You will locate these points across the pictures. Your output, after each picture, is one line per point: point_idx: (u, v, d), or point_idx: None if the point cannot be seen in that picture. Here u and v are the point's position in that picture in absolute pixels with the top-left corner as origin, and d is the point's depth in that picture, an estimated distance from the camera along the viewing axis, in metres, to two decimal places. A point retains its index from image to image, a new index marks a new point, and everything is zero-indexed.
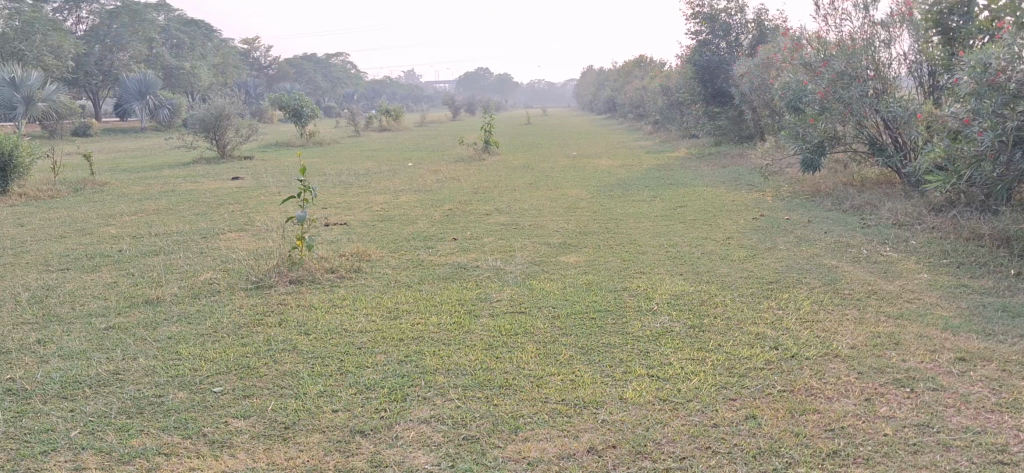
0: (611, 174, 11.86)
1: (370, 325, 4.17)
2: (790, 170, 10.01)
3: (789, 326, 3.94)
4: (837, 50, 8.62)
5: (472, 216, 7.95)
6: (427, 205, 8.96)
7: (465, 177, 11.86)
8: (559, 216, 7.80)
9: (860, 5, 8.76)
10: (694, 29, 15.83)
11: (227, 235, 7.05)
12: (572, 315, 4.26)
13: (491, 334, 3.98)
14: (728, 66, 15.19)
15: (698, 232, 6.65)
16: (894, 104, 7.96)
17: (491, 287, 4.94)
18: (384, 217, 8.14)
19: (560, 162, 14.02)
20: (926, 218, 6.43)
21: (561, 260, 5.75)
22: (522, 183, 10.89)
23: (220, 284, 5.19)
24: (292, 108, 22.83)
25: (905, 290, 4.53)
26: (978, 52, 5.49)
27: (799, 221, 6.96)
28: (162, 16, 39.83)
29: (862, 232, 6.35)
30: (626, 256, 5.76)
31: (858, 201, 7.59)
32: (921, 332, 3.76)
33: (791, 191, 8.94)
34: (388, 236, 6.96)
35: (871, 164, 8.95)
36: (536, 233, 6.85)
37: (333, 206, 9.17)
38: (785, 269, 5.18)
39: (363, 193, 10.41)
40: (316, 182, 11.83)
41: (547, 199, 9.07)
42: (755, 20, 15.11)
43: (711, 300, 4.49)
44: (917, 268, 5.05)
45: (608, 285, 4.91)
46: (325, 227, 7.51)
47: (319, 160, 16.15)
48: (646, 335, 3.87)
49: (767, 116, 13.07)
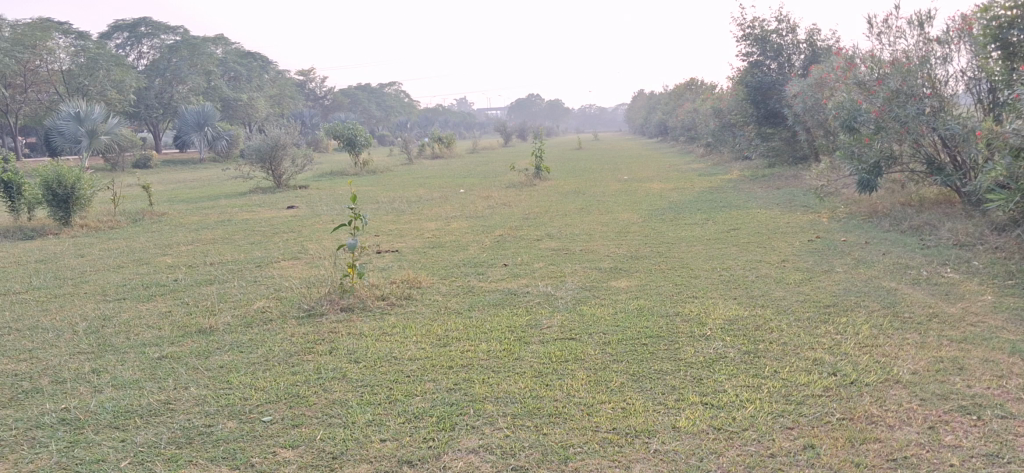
0: (663, 197, 11.78)
1: (419, 353, 4.16)
2: (846, 191, 9.83)
3: (847, 351, 3.82)
4: (892, 69, 8.48)
5: (523, 241, 7.94)
6: (478, 231, 8.96)
7: (516, 202, 11.85)
8: (611, 240, 7.75)
9: (916, 22, 8.59)
10: (745, 50, 15.69)
11: (280, 263, 7.12)
12: (624, 341, 4.19)
13: (541, 361, 3.93)
14: (780, 86, 14.86)
15: (751, 254, 6.54)
16: (951, 122, 7.76)
17: (542, 313, 4.90)
18: (435, 244, 8.16)
19: (612, 187, 13.96)
20: (989, 238, 6.25)
21: (612, 285, 5.69)
22: (573, 208, 10.85)
23: (272, 313, 5.22)
24: (346, 137, 23.15)
25: (969, 313, 4.38)
26: None
27: (856, 243, 6.81)
28: (220, 50, 40.77)
29: (922, 253, 6.18)
30: (678, 280, 5.68)
31: (917, 221, 7.41)
32: (986, 356, 3.63)
33: (847, 211, 8.78)
34: (439, 263, 6.97)
35: (931, 184, 8.73)
36: (588, 258, 6.80)
37: (385, 233, 9.24)
38: (842, 292, 5.05)
39: (415, 219, 10.46)
40: (368, 210, 11.94)
41: (599, 224, 9.02)
42: (807, 40, 14.91)
43: (766, 325, 4.39)
44: (981, 290, 4.89)
45: (660, 310, 4.84)
46: (376, 254, 7.56)
47: (372, 187, 16.31)
48: (699, 361, 3.79)
49: (821, 136, 12.88)
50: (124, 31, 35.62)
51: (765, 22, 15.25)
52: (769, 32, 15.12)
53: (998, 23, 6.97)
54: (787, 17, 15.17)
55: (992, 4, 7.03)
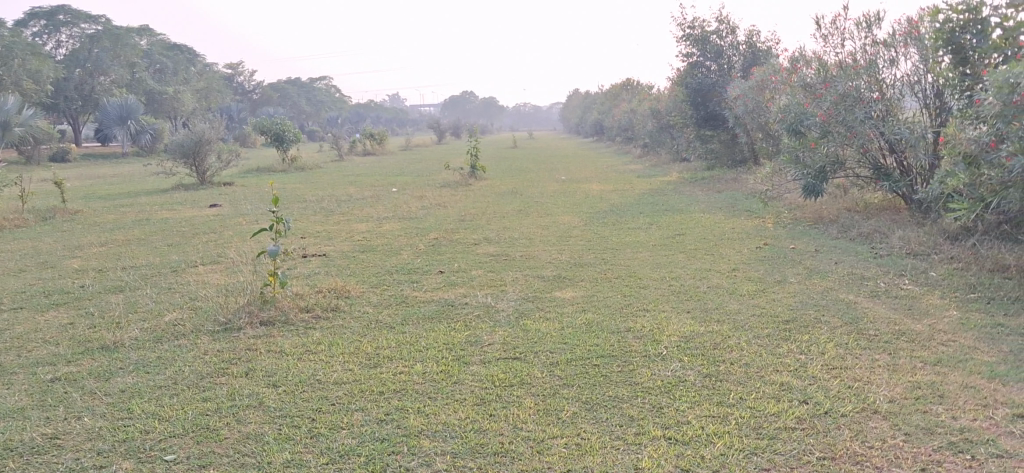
0: (603, 199, 11.49)
1: (346, 375, 3.77)
2: (789, 195, 9.66)
3: (816, 374, 3.53)
4: (839, 71, 8.35)
5: (460, 246, 7.56)
6: (411, 233, 8.54)
7: (451, 203, 11.45)
8: (552, 245, 7.40)
9: (864, 24, 8.44)
10: (685, 51, 15.49)
11: (198, 268, 6.60)
12: (573, 362, 3.84)
13: (483, 385, 3.55)
14: (720, 88, 14.73)
15: (701, 262, 6.25)
16: (900, 127, 7.61)
17: (482, 328, 4.51)
18: (367, 248, 7.72)
19: (549, 187, 13.65)
20: (942, 248, 6.07)
21: (556, 296, 5.33)
22: (510, 210, 10.48)
23: (185, 326, 4.74)
24: (274, 133, 22.43)
25: (936, 331, 4.13)
26: (998, 73, 5.08)
27: (806, 251, 6.58)
28: (145, 41, 39.54)
29: (875, 263, 5.97)
30: (626, 291, 5.36)
31: (865, 229, 7.23)
32: (966, 382, 3.37)
33: (792, 217, 8.58)
34: (370, 269, 6.54)
35: (875, 190, 8.59)
36: (529, 265, 6.44)
37: (314, 235, 8.76)
38: (800, 305, 4.78)
39: (346, 221, 9.99)
40: (296, 210, 11.41)
41: (539, 227, 8.66)
42: (747, 42, 14.81)
43: (724, 343, 4.07)
44: (944, 304, 4.66)
45: (609, 325, 4.50)
46: (303, 259, 7.09)
47: (301, 186, 15.72)
48: (657, 387, 3.45)
49: (761, 139, 12.76)
50: (41, 18, 34.15)
51: (705, 23, 15.08)
52: (709, 33, 14.95)
53: (950, 28, 6.80)
54: (727, 18, 15.04)
55: (943, 8, 6.86)
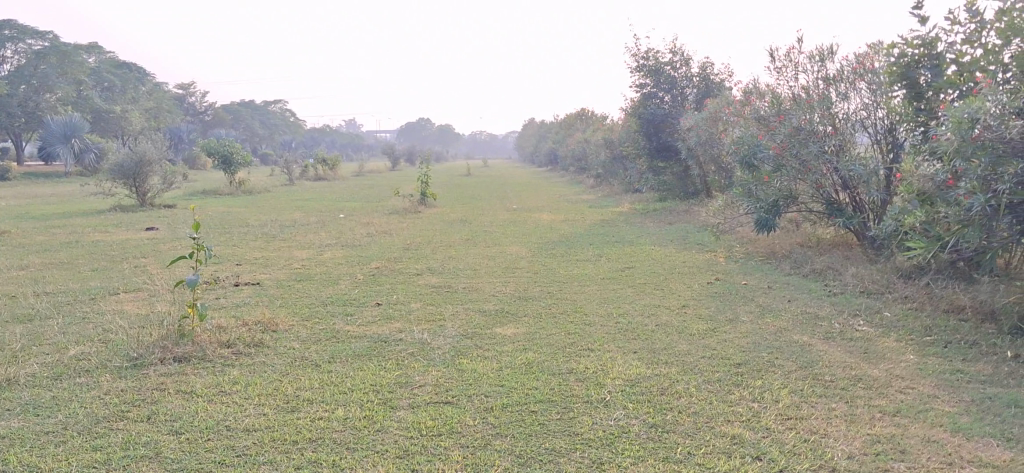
0: (553, 229, 11.25)
1: (259, 421, 3.44)
2: (741, 229, 9.49)
3: (769, 426, 3.28)
4: (793, 104, 8.22)
5: (401, 276, 7.25)
6: (352, 262, 8.22)
7: (397, 231, 11.14)
8: (497, 277, 7.12)
9: (817, 57, 8.34)
10: (638, 81, 15.35)
11: (120, 296, 6.20)
12: (509, 408, 3.54)
13: (408, 435, 3.25)
14: (674, 119, 14.67)
15: (650, 298, 6.01)
16: (853, 162, 7.49)
17: (414, 367, 4.20)
18: (303, 276, 7.37)
19: (499, 216, 13.39)
20: (897, 287, 5.90)
21: (496, 332, 5.03)
22: (457, 239, 10.19)
23: (91, 361, 4.36)
24: (222, 155, 21.92)
25: (894, 377, 3.91)
26: (955, 108, 4.93)
27: (758, 287, 6.37)
28: (93, 59, 38.76)
29: (829, 301, 5.77)
30: (571, 328, 5.08)
31: (818, 266, 7.05)
32: (928, 435, 3.12)
33: (744, 251, 8.41)
34: (303, 300, 6.19)
35: (828, 225, 8.46)
36: (471, 298, 6.15)
37: (250, 262, 8.38)
38: (752, 346, 4.54)
39: (286, 247, 9.62)
40: (236, 234, 11.01)
41: (485, 258, 8.38)
42: (700, 74, 14.77)
43: (671, 387, 3.80)
44: (901, 347, 4.45)
45: (551, 366, 4.22)
46: (233, 288, 6.72)
47: (245, 210, 15.29)
48: (598, 438, 3.17)
49: (713, 172, 12.65)
50: None
51: (658, 54, 14.99)
52: (662, 64, 14.86)
53: (905, 62, 6.69)
54: (680, 49, 14.98)
55: (898, 42, 6.75)
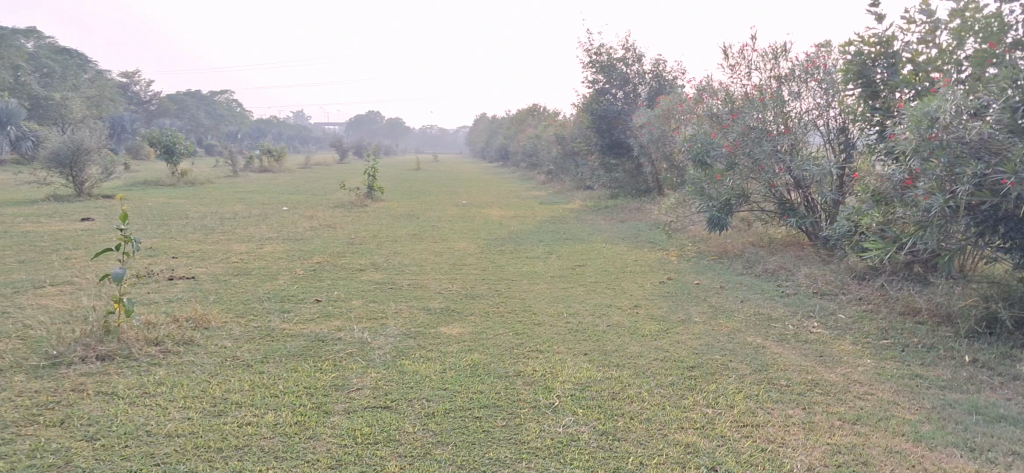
0: (502, 225, 11.06)
1: (181, 427, 3.18)
2: (693, 228, 9.40)
3: (724, 433, 3.11)
4: (746, 103, 8.12)
5: (344, 272, 7.00)
6: (294, 256, 7.94)
7: (343, 225, 10.85)
8: (444, 274, 6.91)
9: (770, 55, 8.24)
10: (591, 77, 15.22)
11: (43, 290, 5.87)
12: (452, 413, 3.34)
13: (342, 443, 3.02)
14: (626, 116, 14.56)
15: (600, 298, 5.84)
16: (807, 162, 7.41)
17: (352, 369, 3.98)
18: (242, 271, 7.08)
19: (448, 212, 13.16)
20: (851, 289, 5.81)
21: (441, 332, 4.82)
22: (404, 234, 9.95)
23: (4, 359, 4.05)
24: (164, 145, 21.33)
25: (852, 382, 3.78)
26: (914, 107, 4.84)
27: (710, 287, 6.25)
28: (31, 44, 37.61)
29: (782, 302, 5.66)
30: (519, 328, 4.89)
31: (771, 266, 6.96)
32: (891, 445, 2.99)
33: (695, 250, 8.30)
34: (239, 295, 5.92)
35: (779, 225, 8.39)
36: (416, 296, 5.93)
37: (187, 255, 8.06)
38: (704, 348, 4.39)
39: (226, 240, 9.29)
40: (175, 226, 10.64)
41: (432, 254, 8.16)
42: (653, 71, 14.68)
43: (623, 392, 3.63)
44: (856, 351, 4.34)
45: (497, 368, 4.02)
46: (167, 282, 6.42)
47: (186, 201, 14.85)
48: (545, 447, 2.98)
49: (665, 169, 12.57)
50: None
51: (611, 50, 14.86)
52: (615, 60, 14.71)
53: (861, 60, 6.61)
54: (633, 46, 14.86)
55: (854, 39, 6.67)
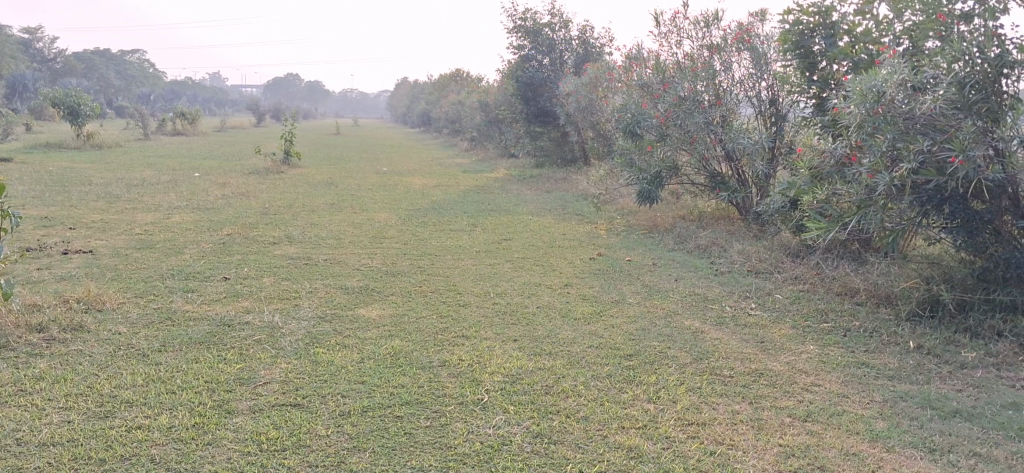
0: (425, 195, 10.70)
1: (59, 433, 2.76)
2: (621, 200, 9.20)
3: (669, 434, 2.86)
4: (677, 72, 7.88)
5: (256, 246, 6.57)
6: (203, 228, 7.46)
7: (256, 193, 10.34)
8: (363, 249, 6.54)
9: (701, 23, 8.01)
10: (516, 42, 14.84)
11: None
12: (370, 413, 3.01)
13: (246, 451, 2.67)
14: (553, 84, 14.25)
15: (529, 276, 5.56)
16: (738, 135, 7.23)
17: (260, 360, 3.62)
18: (144, 244, 6.59)
19: (369, 180, 12.72)
20: (786, 267, 5.66)
21: (359, 314, 4.48)
22: (322, 203, 9.51)
23: None
24: (67, 106, 20.22)
25: (797, 371, 3.58)
26: (859, 80, 4.64)
27: (642, 264, 6.03)
28: None
29: (716, 281, 5.47)
30: (443, 310, 4.58)
31: (702, 241, 6.78)
32: (846, 447, 2.77)
33: (624, 223, 8.08)
34: (140, 272, 5.46)
35: (709, 198, 8.23)
36: (333, 272, 5.56)
37: (85, 226, 7.50)
38: (640, 333, 4.14)
39: (129, 209, 8.72)
40: (74, 193, 9.98)
41: (350, 226, 7.76)
42: (580, 38, 14.36)
43: (556, 385, 3.35)
44: (797, 336, 4.15)
45: (421, 357, 3.70)
46: (60, 257, 5.91)
47: (89, 166, 14.04)
48: (475, 454, 2.68)
49: (592, 139, 12.33)
50: None
51: (537, 15, 14.50)
52: (541, 25, 14.34)
53: (799, 30, 6.41)
54: (560, 12, 14.52)
55: (792, 8, 6.47)
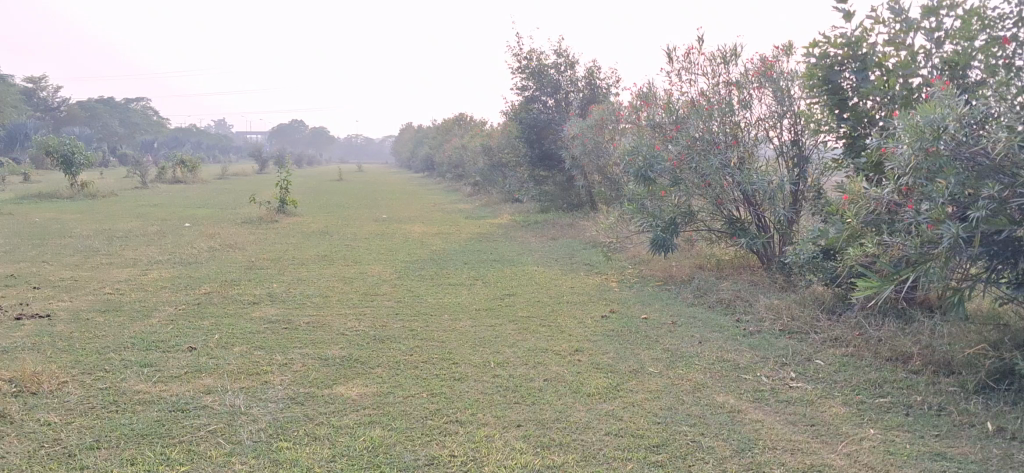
0: (424, 244, 10.09)
1: None
2: (632, 247, 8.60)
3: None
4: (691, 111, 7.30)
5: (234, 306, 5.95)
6: (179, 286, 6.85)
7: (244, 245, 9.74)
8: (351, 308, 5.93)
9: (718, 59, 7.44)
10: (520, 83, 14.33)
11: None
12: None
13: None
14: (557, 126, 13.72)
15: (535, 340, 4.93)
16: (757, 179, 6.61)
17: (212, 460, 2.99)
18: (110, 305, 5.97)
19: (366, 228, 12.13)
20: (823, 326, 5.04)
21: (337, 392, 3.85)
22: (313, 255, 8.91)
23: None
24: (61, 155, 19.71)
25: (861, 466, 2.95)
26: (909, 115, 4.04)
27: (661, 324, 5.40)
28: None
29: (747, 343, 4.84)
30: (435, 386, 3.94)
31: (725, 295, 6.16)
32: None
33: (637, 274, 7.47)
34: (95, 340, 4.84)
35: (727, 245, 7.62)
36: (315, 339, 4.94)
37: (51, 285, 6.89)
38: (665, 414, 3.51)
39: (104, 265, 8.12)
40: (52, 248, 9.39)
41: (340, 281, 7.15)
42: (586, 78, 13.83)
43: None
44: (851, 415, 3.51)
45: (405, 452, 3.07)
46: (11, 323, 5.30)
47: (75, 217, 13.47)
48: None
49: (600, 183, 11.76)
50: None
51: (542, 55, 14.00)
52: (546, 65, 13.85)
53: (826, 64, 5.83)
54: (565, 51, 14.03)
55: (818, 40, 5.88)
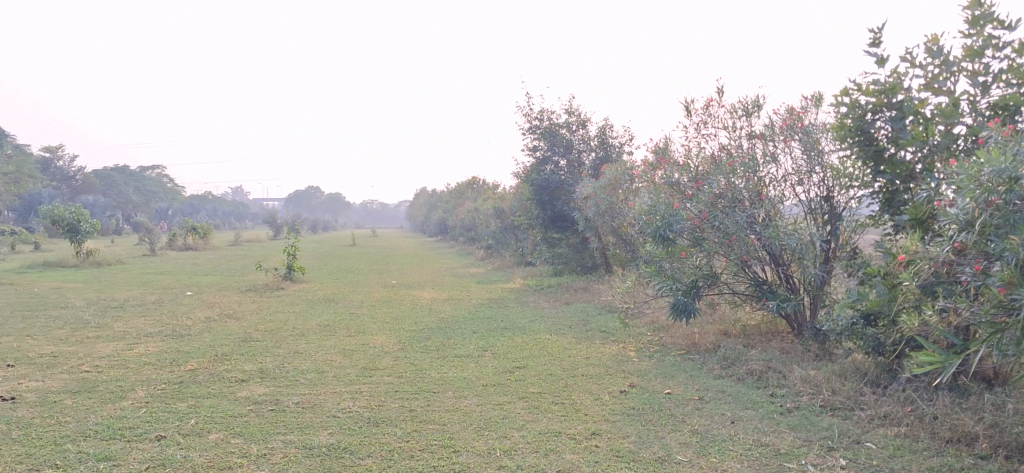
0: (433, 311, 9.61)
1: None
2: (652, 314, 8.08)
3: None
4: (712, 167, 6.84)
5: (220, 385, 5.46)
6: (166, 362, 6.37)
7: (244, 315, 9.28)
8: (346, 386, 5.42)
9: (739, 111, 7.00)
10: (531, 144, 13.96)
11: None
12: None
13: None
14: (570, 187, 13.29)
15: (547, 421, 4.41)
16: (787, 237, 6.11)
17: None
18: (85, 385, 5.49)
19: (373, 295, 11.65)
20: (870, 401, 4.50)
21: None
22: (313, 325, 8.44)
23: None
24: (67, 223, 19.38)
25: None
26: (967, 164, 3.58)
27: (687, 400, 4.88)
28: None
29: (786, 423, 4.30)
30: None
31: (756, 365, 5.63)
32: None
33: (658, 342, 6.94)
34: (57, 426, 4.35)
35: (753, 309, 7.09)
36: (302, 423, 4.44)
37: (29, 362, 6.42)
38: None
39: (92, 339, 7.66)
40: (42, 320, 8.96)
41: (338, 354, 6.66)
42: (599, 137, 13.46)
43: None
44: None
45: None
46: None
47: (76, 287, 13.07)
48: None
49: (615, 245, 11.29)
50: None
51: (553, 115, 13.65)
52: (557, 125, 13.50)
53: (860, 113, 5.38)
54: (576, 110, 13.69)
55: (850, 87, 5.44)
